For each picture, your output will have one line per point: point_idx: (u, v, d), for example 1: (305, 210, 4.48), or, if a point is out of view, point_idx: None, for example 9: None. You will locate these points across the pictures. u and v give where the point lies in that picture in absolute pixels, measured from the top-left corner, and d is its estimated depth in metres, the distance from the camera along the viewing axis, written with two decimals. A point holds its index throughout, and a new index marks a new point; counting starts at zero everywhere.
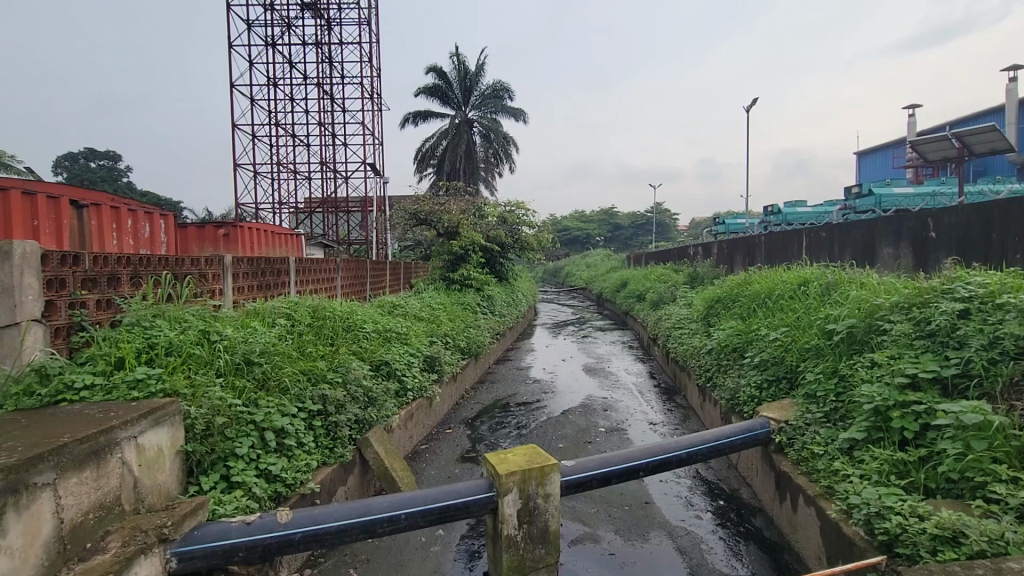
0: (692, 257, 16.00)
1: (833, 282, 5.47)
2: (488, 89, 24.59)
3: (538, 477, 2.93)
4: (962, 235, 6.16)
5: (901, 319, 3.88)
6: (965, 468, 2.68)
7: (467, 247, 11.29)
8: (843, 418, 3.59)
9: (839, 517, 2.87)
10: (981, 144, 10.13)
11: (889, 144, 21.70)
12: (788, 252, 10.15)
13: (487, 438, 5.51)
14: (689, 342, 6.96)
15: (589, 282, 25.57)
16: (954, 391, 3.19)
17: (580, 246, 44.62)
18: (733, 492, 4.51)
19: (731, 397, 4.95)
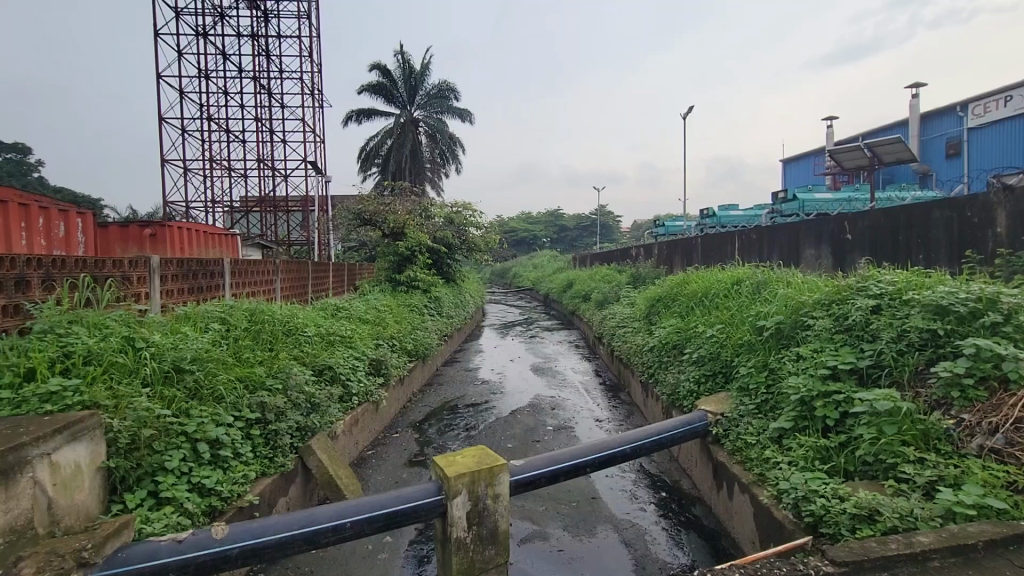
0: (634, 258, 16.51)
1: (763, 281, 5.82)
2: (434, 89, 24.41)
3: (487, 478, 2.92)
4: (874, 237, 6.72)
5: (823, 315, 4.19)
6: (879, 451, 2.91)
7: (413, 248, 11.13)
8: (773, 409, 3.83)
9: (771, 502, 3.05)
10: (890, 153, 11.06)
11: (811, 152, 23.33)
12: (723, 253, 10.68)
13: (435, 441, 5.46)
14: (632, 340, 7.18)
15: (536, 283, 25.85)
16: (869, 379, 3.47)
17: (527, 247, 44.99)
18: (674, 483, 4.70)
19: (672, 392, 5.16)
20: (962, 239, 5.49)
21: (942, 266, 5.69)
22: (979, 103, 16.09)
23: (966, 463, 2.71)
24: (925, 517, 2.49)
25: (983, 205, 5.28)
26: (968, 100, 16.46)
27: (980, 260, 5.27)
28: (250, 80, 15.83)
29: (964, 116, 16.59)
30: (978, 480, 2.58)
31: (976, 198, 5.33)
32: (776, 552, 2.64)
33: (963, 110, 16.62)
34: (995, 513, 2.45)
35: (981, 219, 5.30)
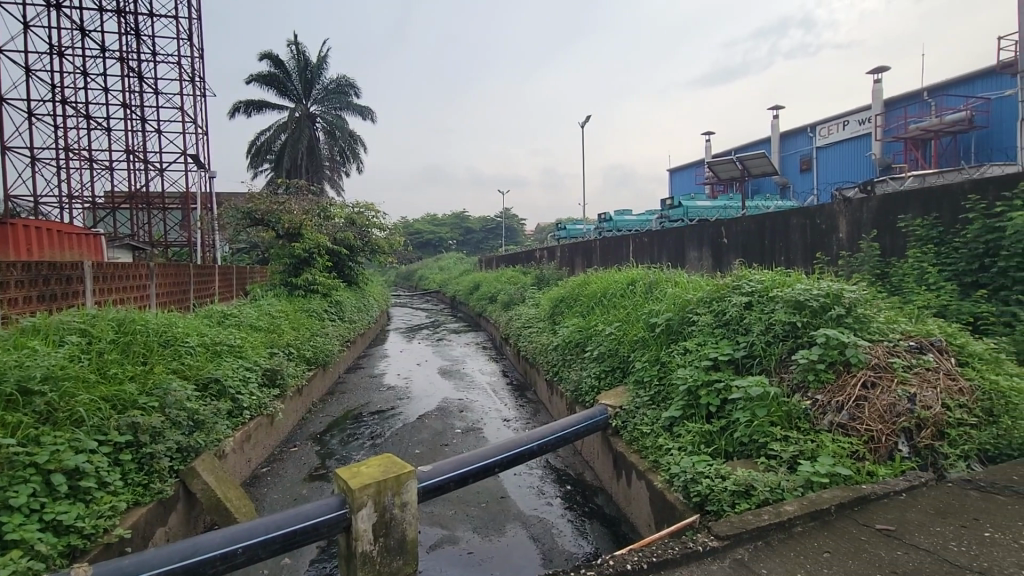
0: (538, 260, 16.99)
1: (654, 282, 6.28)
2: (332, 84, 23.30)
3: (394, 487, 2.84)
4: (745, 241, 7.53)
5: (705, 312, 4.62)
6: (752, 432, 3.27)
7: (311, 250, 10.53)
8: (664, 399, 4.14)
9: (663, 486, 3.30)
10: (758, 167, 12.44)
11: (693, 163, 25.56)
12: (619, 254, 11.35)
13: (338, 452, 5.21)
14: (537, 339, 7.39)
15: (442, 285, 25.62)
16: (743, 368, 3.89)
17: (433, 249, 44.30)
18: (578, 476, 4.89)
19: (575, 389, 5.39)
20: (814, 243, 6.34)
21: (799, 266, 6.53)
22: (824, 126, 18.63)
23: (819, 437, 3.13)
24: (790, 488, 2.84)
25: (829, 214, 6.14)
26: (816, 122, 18.99)
27: (827, 261, 6.12)
28: (115, 61, 14.00)
29: (813, 136, 19.12)
30: (830, 452, 3.00)
31: (823, 207, 6.18)
32: (670, 532, 2.85)
33: (812, 131, 19.15)
34: (842, 479, 2.87)
35: (828, 225, 6.15)
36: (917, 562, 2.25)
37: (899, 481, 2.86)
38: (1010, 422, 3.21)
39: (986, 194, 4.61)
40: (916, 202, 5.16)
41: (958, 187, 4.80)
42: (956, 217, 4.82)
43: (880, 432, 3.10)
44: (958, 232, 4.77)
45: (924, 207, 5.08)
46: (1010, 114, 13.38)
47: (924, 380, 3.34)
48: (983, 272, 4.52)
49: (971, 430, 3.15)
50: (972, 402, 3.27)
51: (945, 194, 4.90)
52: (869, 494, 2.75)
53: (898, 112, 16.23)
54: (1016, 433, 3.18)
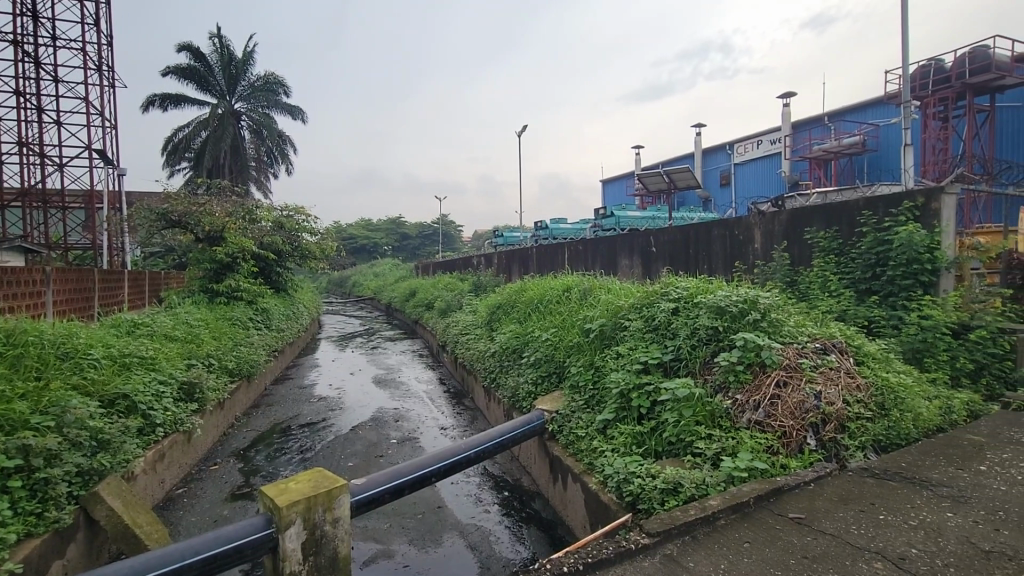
0: (476, 266, 17.02)
1: (588, 289, 6.47)
2: (259, 81, 22.17)
3: (325, 502, 2.72)
4: (672, 250, 7.93)
5: (636, 317, 4.82)
6: (680, 431, 3.44)
7: (235, 255, 9.93)
8: (598, 402, 4.27)
9: (598, 487, 3.41)
10: (684, 180, 13.16)
11: (624, 175, 26.59)
12: (555, 262, 11.61)
13: (265, 468, 4.93)
14: (474, 346, 7.38)
15: (377, 291, 25.02)
16: (671, 370, 4.08)
17: (367, 255, 43.13)
18: (516, 481, 4.92)
19: (512, 395, 5.43)
20: (733, 252, 6.79)
21: (720, 274, 6.97)
22: (741, 144, 20.03)
23: (739, 434, 3.34)
24: (714, 484, 3.00)
25: (745, 226, 6.60)
26: (733, 141, 20.38)
27: (745, 270, 6.58)
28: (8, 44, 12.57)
29: (731, 153, 20.50)
30: (749, 448, 3.21)
31: (741, 219, 6.64)
32: (604, 532, 2.94)
33: (730, 148, 20.53)
34: (759, 473, 3.08)
35: (744, 236, 6.63)
36: (825, 546, 2.45)
37: (808, 472, 3.12)
38: (898, 414, 3.60)
39: (877, 210, 5.14)
40: (820, 216, 5.66)
41: (853, 204, 5.34)
42: (852, 230, 5.34)
43: (791, 427, 3.36)
44: (854, 244, 5.29)
45: (826, 222, 5.60)
46: (896, 139, 15.04)
47: (828, 379, 3.66)
48: (875, 280, 5.03)
49: (867, 423, 3.49)
50: (867, 397, 3.62)
51: (843, 209, 5.43)
52: (783, 485, 2.98)
53: (804, 134, 17.76)
54: (903, 424, 3.57)
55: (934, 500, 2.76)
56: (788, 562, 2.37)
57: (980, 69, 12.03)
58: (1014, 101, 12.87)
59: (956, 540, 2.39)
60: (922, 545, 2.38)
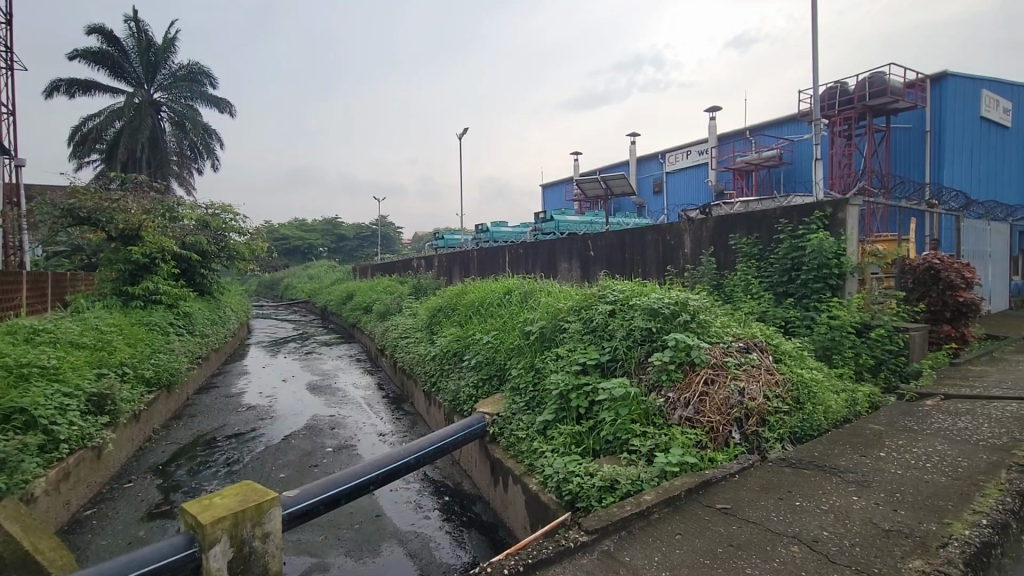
0: (416, 269, 16.79)
1: (529, 292, 6.57)
2: (181, 70, 20.79)
3: (254, 516, 2.59)
4: (609, 254, 8.18)
5: (575, 320, 4.93)
6: (617, 430, 3.56)
7: (153, 255, 9.22)
8: (539, 403, 4.33)
9: (538, 488, 3.47)
10: (620, 187, 13.64)
11: (563, 180, 27.14)
12: (495, 265, 11.66)
13: (187, 484, 4.61)
14: (414, 350, 7.27)
15: (311, 295, 24.05)
16: (608, 371, 4.21)
17: (301, 256, 41.28)
18: (457, 486, 4.89)
19: (453, 398, 5.40)
20: (665, 256, 7.12)
21: (653, 277, 7.27)
22: (672, 153, 21.01)
23: (670, 430, 3.51)
24: (648, 479, 3.13)
25: (677, 231, 6.94)
26: (664, 150, 21.34)
27: (676, 273, 6.91)
28: None
29: (663, 162, 21.45)
30: (680, 443, 3.37)
31: (672, 225, 6.98)
32: (545, 532, 2.98)
33: (662, 158, 21.48)
34: (690, 466, 3.24)
35: (675, 241, 6.97)
36: (749, 533, 2.61)
37: (733, 464, 3.31)
38: (811, 407, 3.91)
39: (792, 219, 5.57)
40: (743, 223, 6.05)
41: (772, 213, 5.75)
42: (771, 237, 5.74)
43: (718, 423, 3.56)
44: (773, 250, 5.69)
45: (748, 229, 6.00)
46: (808, 154, 16.33)
47: (751, 376, 3.91)
48: (790, 284, 5.44)
49: (784, 416, 3.78)
50: (785, 393, 3.92)
51: (763, 218, 5.84)
52: (711, 478, 3.15)
53: (728, 146, 18.89)
54: (815, 416, 3.88)
55: (843, 486, 3.02)
56: (716, 550, 2.50)
57: (878, 93, 13.26)
58: (905, 123, 14.32)
59: (861, 522, 2.63)
60: (832, 528, 2.60)
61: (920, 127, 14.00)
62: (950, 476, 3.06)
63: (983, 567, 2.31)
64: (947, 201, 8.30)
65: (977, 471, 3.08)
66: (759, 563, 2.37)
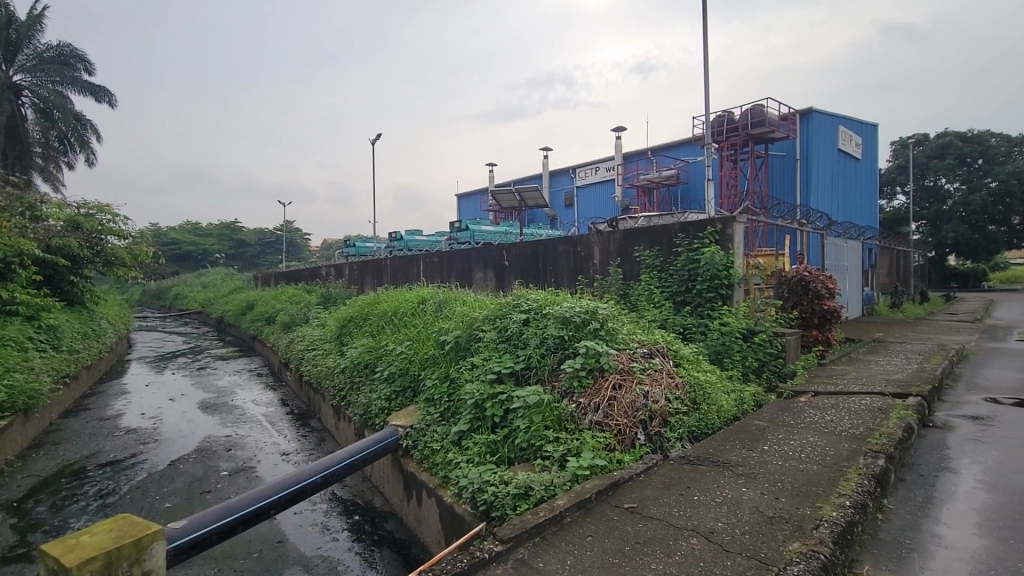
0: (325, 277, 16.04)
1: (444, 301, 6.53)
2: (50, 52, 18.32)
3: (132, 554, 2.29)
4: (523, 264, 8.36)
5: (490, 329, 4.97)
6: (531, 437, 3.63)
7: (9, 260, 7.97)
8: (453, 414, 4.30)
9: (452, 500, 3.43)
10: (534, 199, 13.99)
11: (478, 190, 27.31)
12: (410, 274, 11.47)
13: (48, 522, 4.01)
14: (322, 362, 6.91)
15: (205, 305, 22.03)
16: (522, 379, 4.29)
17: (193, 263, 37.56)
18: (367, 503, 4.70)
19: (363, 412, 5.20)
20: (576, 267, 7.41)
21: (565, 287, 7.54)
22: (581, 169, 21.97)
23: (582, 435, 3.63)
24: (561, 484, 3.21)
25: (587, 243, 7.26)
26: (575, 165, 22.25)
27: (586, 283, 7.22)
28: None
29: (573, 176, 22.34)
30: (590, 447, 3.50)
31: (583, 237, 7.28)
32: (459, 545, 2.96)
33: (573, 172, 22.38)
34: (599, 469, 3.37)
35: (586, 253, 7.28)
36: (654, 530, 2.77)
37: (639, 464, 3.50)
38: (706, 407, 4.25)
39: (688, 233, 6.06)
40: (646, 237, 6.48)
41: (671, 227, 6.22)
42: (671, 250, 6.21)
43: (625, 425, 3.75)
44: (673, 262, 6.14)
45: (651, 242, 6.43)
46: (701, 175, 17.84)
47: (654, 379, 4.17)
48: (687, 294, 5.89)
49: (683, 417, 4.06)
50: (684, 394, 4.22)
51: (663, 232, 6.30)
52: (619, 479, 3.30)
53: (632, 164, 20.09)
54: (709, 416, 4.22)
55: (733, 478, 3.31)
56: (625, 549, 2.62)
57: (758, 123, 14.80)
58: (780, 151, 16.07)
59: (750, 511, 2.89)
60: (726, 518, 2.83)
61: (792, 155, 15.80)
62: (820, 464, 3.46)
63: (847, 543, 2.64)
64: (815, 222, 9.45)
65: (841, 458, 3.52)
66: (664, 557, 2.52)
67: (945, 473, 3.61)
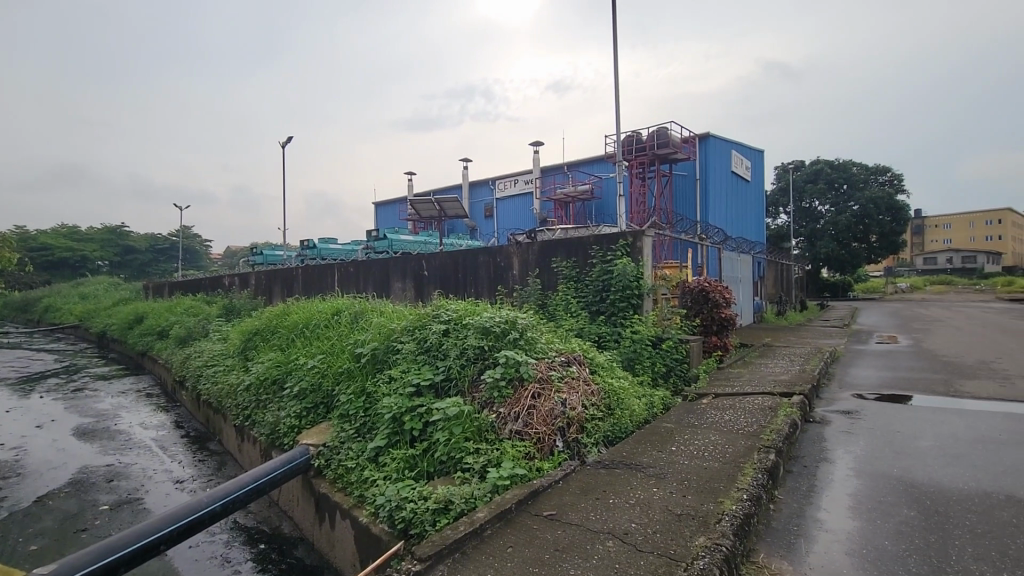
0: (228, 287, 14.88)
1: (360, 312, 6.33)
2: None
3: None
4: (443, 274, 8.30)
5: (408, 340, 4.88)
6: (451, 449, 3.60)
7: None
8: (369, 430, 4.15)
9: (368, 520, 3.31)
10: (453, 209, 13.95)
11: (396, 199, 26.77)
12: (323, 284, 10.96)
13: None
14: (223, 379, 6.38)
15: (84, 319, 19.56)
16: (442, 391, 4.24)
17: (67, 270, 33.24)
18: (274, 530, 4.39)
19: (270, 432, 4.88)
20: (496, 277, 7.49)
21: (485, 297, 7.58)
22: (500, 181, 22.29)
23: (502, 445, 3.65)
24: (481, 496, 3.20)
25: (506, 254, 7.36)
26: (494, 177, 22.52)
27: (505, 293, 7.32)
28: None
29: (493, 188, 22.59)
30: (510, 457, 3.53)
31: (502, 248, 7.38)
32: (376, 567, 2.86)
33: (492, 184, 22.62)
34: (519, 478, 3.40)
35: (505, 263, 7.38)
36: (571, 535, 2.84)
37: (557, 471, 3.58)
38: (619, 412, 4.45)
39: (602, 246, 6.37)
40: (563, 249, 6.70)
41: (586, 239, 6.50)
42: (586, 261, 6.47)
43: (544, 433, 3.82)
44: (588, 272, 6.40)
45: (567, 253, 6.66)
46: (613, 190, 18.76)
47: (571, 387, 4.29)
48: (601, 303, 6.14)
49: (598, 422, 4.23)
50: (599, 401, 4.39)
51: (579, 244, 6.56)
52: (538, 487, 3.35)
53: (549, 178, 20.69)
54: (622, 420, 4.42)
55: (645, 479, 3.49)
56: (544, 557, 2.65)
57: (663, 144, 15.88)
58: (683, 171, 17.31)
59: (661, 511, 3.05)
60: (638, 519, 2.97)
61: (692, 175, 17.11)
62: (721, 461, 3.75)
63: (745, 534, 2.87)
64: (713, 237, 10.27)
65: (738, 455, 3.83)
66: (581, 562, 2.59)
67: (824, 463, 4.05)
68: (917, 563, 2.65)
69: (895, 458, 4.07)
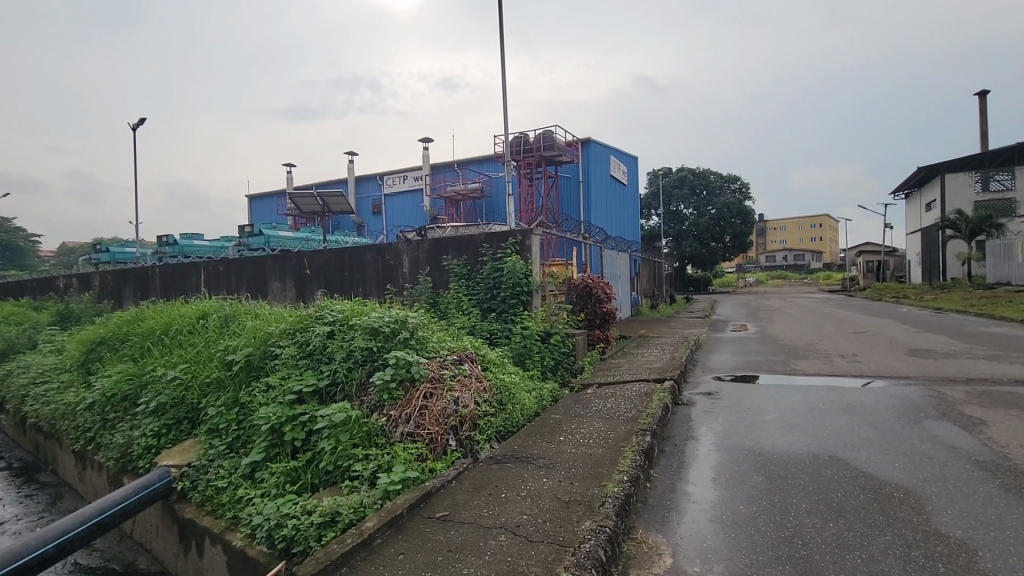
0: (64, 290, 12.72)
1: (230, 315, 5.78)
2: None
3: None
4: (327, 273, 7.86)
5: (288, 344, 4.54)
6: (337, 458, 3.42)
7: None
8: (243, 444, 3.80)
9: (244, 543, 3.03)
10: (338, 204, 13.26)
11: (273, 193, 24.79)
12: (187, 285, 9.83)
13: None
14: (58, 398, 5.44)
15: None
16: (327, 397, 4.02)
17: None
18: (128, 567, 3.84)
19: (121, 455, 4.26)
20: (384, 276, 7.27)
21: (373, 297, 7.32)
22: (389, 177, 21.64)
23: (393, 448, 3.55)
24: (370, 504, 3.08)
25: (396, 251, 7.16)
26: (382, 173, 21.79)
27: (395, 291, 7.12)
28: None
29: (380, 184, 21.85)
30: (402, 460, 3.45)
31: (391, 246, 7.17)
32: None
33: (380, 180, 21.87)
34: (411, 481, 3.33)
35: (394, 261, 7.19)
36: (464, 535, 2.84)
37: (450, 471, 3.56)
38: (511, 407, 4.55)
39: (492, 244, 6.48)
40: (453, 246, 6.69)
41: (477, 238, 6.56)
42: (477, 259, 6.53)
43: (436, 433, 3.78)
44: (478, 270, 6.46)
45: (458, 251, 6.67)
46: (502, 189, 19.09)
47: (463, 385, 4.26)
48: (492, 301, 6.22)
49: (491, 418, 4.29)
50: (490, 397, 4.45)
51: (469, 243, 6.60)
52: (431, 489, 3.30)
53: (439, 176, 20.49)
54: (513, 414, 4.53)
55: (535, 471, 3.61)
56: (436, 559, 2.63)
57: (549, 146, 16.49)
58: (567, 173, 18.13)
59: (550, 500, 3.18)
60: (530, 510, 3.06)
61: (576, 178, 17.99)
62: (604, 446, 3.99)
63: (626, 513, 3.08)
64: (595, 237, 10.88)
65: (619, 439, 4.12)
66: (475, 560, 2.60)
67: (691, 441, 4.50)
68: (765, 521, 3.05)
69: (747, 431, 4.64)
